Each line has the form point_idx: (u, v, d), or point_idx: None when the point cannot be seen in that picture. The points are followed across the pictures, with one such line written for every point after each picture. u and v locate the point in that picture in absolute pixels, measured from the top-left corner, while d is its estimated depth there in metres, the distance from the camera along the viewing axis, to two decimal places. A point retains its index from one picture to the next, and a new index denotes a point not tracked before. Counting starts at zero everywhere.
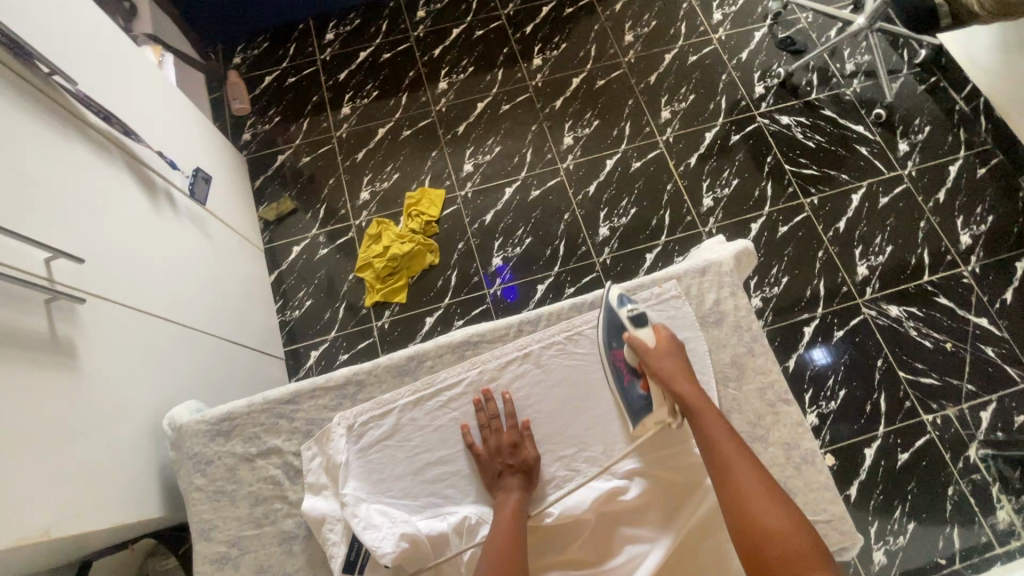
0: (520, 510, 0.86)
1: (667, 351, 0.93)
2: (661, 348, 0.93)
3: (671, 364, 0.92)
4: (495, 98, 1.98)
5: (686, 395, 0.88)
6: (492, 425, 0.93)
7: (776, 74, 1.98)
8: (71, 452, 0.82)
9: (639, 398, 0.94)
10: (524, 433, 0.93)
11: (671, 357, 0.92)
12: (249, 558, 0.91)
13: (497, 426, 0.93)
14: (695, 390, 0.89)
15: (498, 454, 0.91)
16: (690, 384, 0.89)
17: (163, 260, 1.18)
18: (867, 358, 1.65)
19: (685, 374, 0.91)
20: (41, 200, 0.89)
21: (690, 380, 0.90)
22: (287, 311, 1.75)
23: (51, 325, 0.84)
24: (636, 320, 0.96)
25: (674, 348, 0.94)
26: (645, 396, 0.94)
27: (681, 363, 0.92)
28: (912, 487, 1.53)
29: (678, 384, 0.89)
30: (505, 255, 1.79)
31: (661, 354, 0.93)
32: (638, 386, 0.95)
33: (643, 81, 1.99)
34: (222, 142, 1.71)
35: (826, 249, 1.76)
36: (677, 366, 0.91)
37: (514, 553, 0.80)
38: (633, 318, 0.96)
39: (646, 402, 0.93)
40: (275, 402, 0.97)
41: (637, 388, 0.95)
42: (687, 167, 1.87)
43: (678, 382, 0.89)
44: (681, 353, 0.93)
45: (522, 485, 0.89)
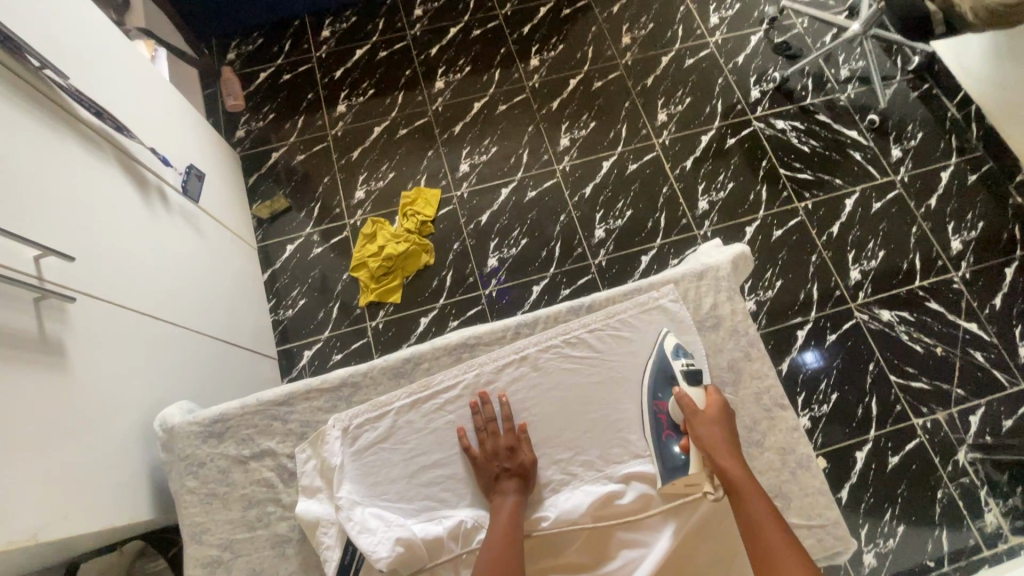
0: (516, 512, 0.86)
1: (714, 415, 0.89)
2: (709, 412, 0.90)
3: (715, 431, 0.88)
4: (492, 98, 1.98)
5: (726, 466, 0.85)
6: (489, 428, 0.93)
7: (772, 79, 1.99)
8: (61, 454, 0.81)
9: (676, 456, 0.90)
10: (521, 436, 0.93)
11: (718, 425, 0.89)
12: (242, 562, 0.90)
13: (493, 429, 0.92)
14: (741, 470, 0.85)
15: (494, 457, 0.90)
16: (732, 455, 0.86)
17: (154, 258, 1.16)
18: (859, 362, 1.66)
19: (730, 445, 0.87)
20: (30, 196, 0.87)
21: (732, 450, 0.87)
22: (281, 310, 1.74)
23: (40, 325, 0.82)
24: (688, 376, 0.92)
25: (724, 416, 0.90)
26: (683, 456, 0.90)
27: (728, 434, 0.88)
28: (902, 490, 1.54)
29: (718, 450, 0.86)
30: (500, 256, 1.78)
31: (708, 418, 0.89)
32: (677, 444, 0.91)
33: (640, 83, 1.99)
34: (216, 139, 1.69)
35: (819, 253, 1.78)
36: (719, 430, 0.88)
37: (508, 556, 0.79)
38: (686, 373, 0.92)
39: (683, 462, 0.89)
40: (268, 404, 0.95)
41: (675, 447, 0.91)
42: (683, 170, 1.88)
43: (718, 448, 0.86)
44: (730, 422, 0.90)
45: (518, 488, 0.89)
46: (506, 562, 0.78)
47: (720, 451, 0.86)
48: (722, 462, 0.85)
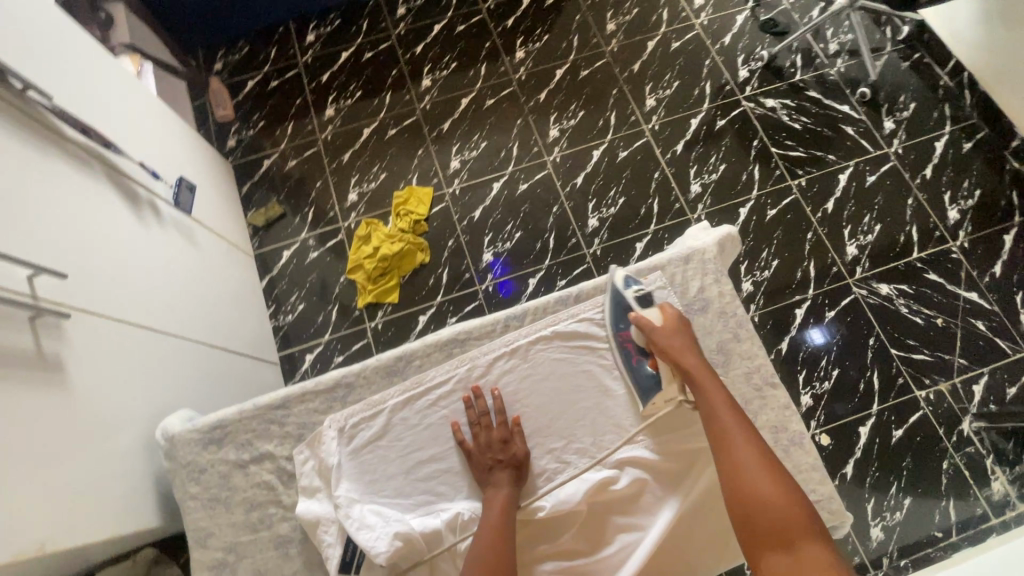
0: (509, 504, 0.87)
1: (674, 329, 0.94)
2: (668, 326, 0.94)
3: (678, 341, 0.93)
4: (479, 93, 1.98)
5: (697, 373, 0.90)
6: (482, 421, 0.94)
7: (760, 57, 1.98)
8: (60, 469, 0.81)
9: (648, 376, 0.95)
10: (514, 429, 0.94)
11: (677, 332, 0.94)
12: (246, 563, 0.92)
13: (486, 422, 0.93)
14: (706, 369, 0.91)
15: (487, 450, 0.91)
16: (694, 356, 0.92)
17: (148, 269, 1.18)
18: (859, 337, 1.65)
19: (692, 349, 0.93)
20: (20, 217, 0.89)
21: (695, 353, 0.92)
22: (281, 316, 1.76)
23: (37, 342, 0.84)
24: (641, 300, 0.98)
25: (681, 325, 0.95)
26: (655, 374, 0.95)
27: (688, 340, 0.93)
28: (907, 463, 1.54)
29: (686, 358, 0.91)
30: (495, 250, 1.79)
31: (667, 331, 0.94)
32: (647, 364, 0.96)
33: (626, 70, 1.99)
34: (206, 148, 1.71)
35: (815, 230, 1.77)
36: (716, 385, 0.89)
37: (498, 552, 0.80)
38: (639, 299, 0.98)
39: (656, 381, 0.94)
40: (265, 408, 0.97)
41: (646, 367, 0.96)
42: (675, 154, 1.87)
43: (684, 353, 0.92)
44: (689, 329, 0.95)
45: (511, 481, 0.90)
46: (496, 562, 0.79)
47: (718, 411, 0.86)
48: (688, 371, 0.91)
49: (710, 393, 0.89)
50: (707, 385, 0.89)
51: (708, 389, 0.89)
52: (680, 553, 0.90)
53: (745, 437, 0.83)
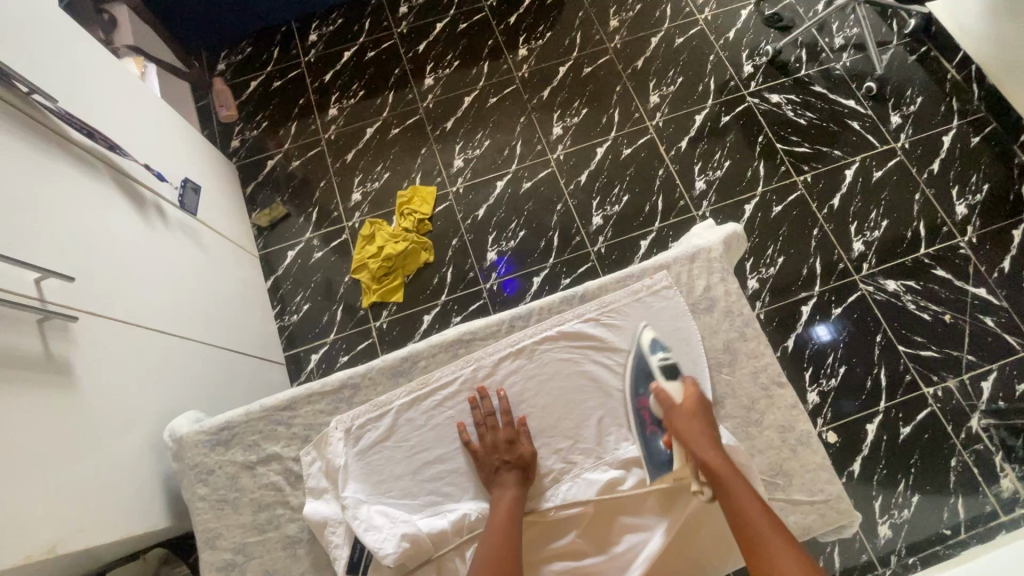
0: (515, 504, 0.87)
1: (692, 407, 0.92)
2: (686, 405, 0.92)
3: (693, 424, 0.90)
4: (482, 91, 1.97)
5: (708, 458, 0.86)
6: (488, 422, 0.94)
7: (765, 52, 1.97)
8: (71, 472, 0.82)
9: (660, 452, 0.93)
10: (521, 429, 0.94)
11: (695, 415, 0.91)
12: (255, 564, 0.92)
13: (493, 423, 0.94)
14: (718, 454, 0.87)
15: (494, 450, 0.91)
16: (709, 444, 0.88)
17: (154, 272, 1.18)
18: (866, 334, 1.64)
19: (706, 434, 0.89)
20: (27, 222, 0.89)
21: (712, 442, 0.88)
22: (286, 316, 1.76)
23: (46, 344, 0.85)
24: (666, 371, 0.95)
25: (701, 406, 0.92)
26: (667, 452, 0.92)
27: (704, 424, 0.90)
28: (915, 460, 1.53)
29: (698, 443, 0.88)
30: (500, 249, 1.79)
31: (685, 410, 0.92)
32: (661, 439, 0.94)
33: (630, 66, 1.98)
34: (211, 150, 1.71)
35: (821, 227, 1.76)
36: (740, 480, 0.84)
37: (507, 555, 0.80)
38: (664, 368, 0.96)
39: (667, 458, 0.92)
40: (272, 410, 0.97)
41: (659, 443, 0.94)
42: (679, 151, 1.87)
43: (702, 441, 0.88)
44: (708, 410, 0.92)
45: (519, 481, 0.90)
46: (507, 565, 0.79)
47: (753, 514, 0.81)
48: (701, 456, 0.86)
49: (733, 486, 0.83)
50: (727, 476, 0.84)
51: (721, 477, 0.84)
52: (688, 552, 0.90)
53: (784, 544, 0.78)
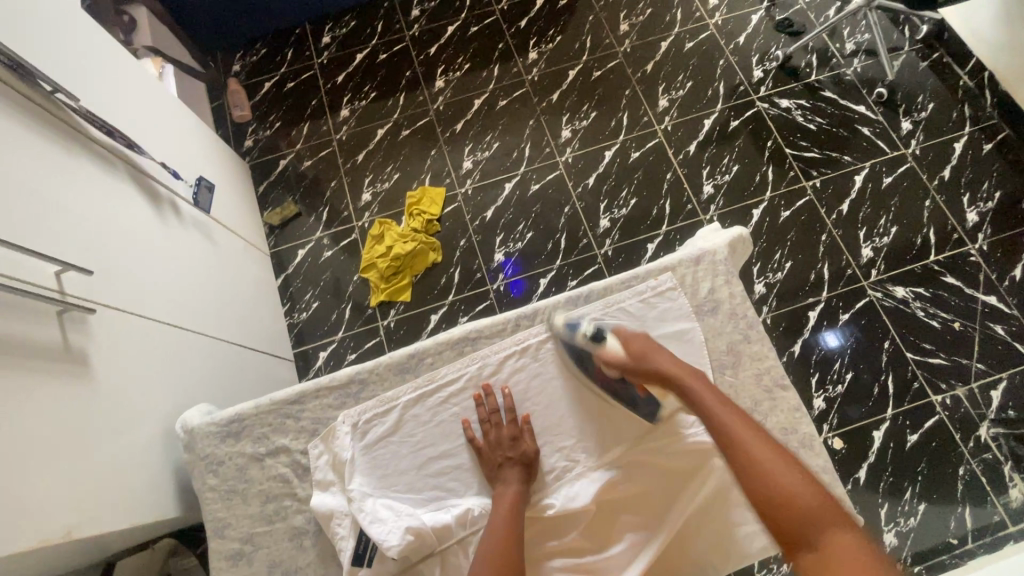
0: (517, 504, 0.88)
1: (639, 350, 0.92)
2: (633, 351, 0.92)
3: (646, 353, 0.91)
4: (492, 94, 1.99)
5: (667, 370, 0.88)
6: (492, 419, 0.95)
7: (774, 57, 1.97)
8: (86, 459, 0.84)
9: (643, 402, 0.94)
10: (524, 427, 0.95)
11: (643, 347, 0.92)
12: (263, 554, 0.94)
13: (497, 420, 0.95)
14: (670, 359, 0.90)
15: (498, 446, 0.93)
16: (664, 356, 0.91)
17: (168, 266, 1.20)
18: (873, 341, 1.64)
19: (658, 350, 0.92)
20: (49, 216, 0.92)
21: (665, 354, 0.91)
22: (295, 313, 1.78)
23: (64, 336, 0.87)
24: (596, 337, 0.95)
25: (642, 342, 0.93)
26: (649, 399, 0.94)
27: (654, 347, 0.92)
28: (922, 468, 1.52)
29: (661, 364, 0.90)
30: (507, 250, 1.80)
31: (635, 355, 0.92)
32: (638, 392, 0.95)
33: (640, 71, 1.99)
34: (225, 149, 1.74)
35: (829, 232, 1.75)
36: (703, 385, 0.86)
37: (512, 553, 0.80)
38: (592, 338, 0.95)
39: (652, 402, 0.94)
40: (281, 403, 0.99)
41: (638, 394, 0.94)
42: (687, 155, 1.87)
43: (654, 360, 0.90)
44: (648, 339, 0.94)
45: (521, 477, 0.91)
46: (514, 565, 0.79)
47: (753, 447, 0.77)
48: (669, 376, 0.88)
49: (698, 392, 0.85)
50: (688, 380, 0.87)
51: (687, 385, 0.86)
52: (691, 550, 0.91)
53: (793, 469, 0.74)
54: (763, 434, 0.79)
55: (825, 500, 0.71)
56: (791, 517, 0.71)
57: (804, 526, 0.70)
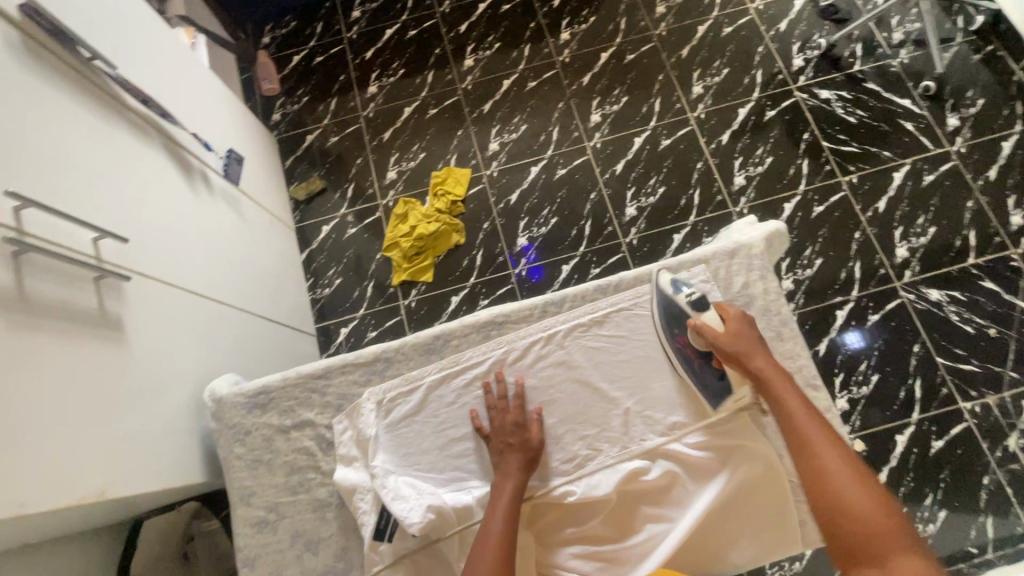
0: (518, 497, 0.85)
1: (740, 332, 0.90)
2: (728, 334, 0.90)
3: (744, 342, 0.89)
4: (521, 75, 1.96)
5: (764, 371, 0.86)
6: (500, 406, 0.95)
7: (817, 45, 1.90)
8: (120, 423, 0.87)
9: (711, 382, 0.93)
10: (534, 417, 0.94)
11: (742, 334, 0.89)
12: (286, 523, 0.95)
13: (504, 405, 0.94)
14: (771, 364, 0.86)
15: (503, 431, 0.93)
16: (763, 353, 0.88)
17: (199, 237, 1.22)
18: (903, 343, 1.60)
19: (761, 347, 0.89)
20: (87, 183, 0.93)
21: (768, 352, 0.88)
22: (318, 289, 1.80)
23: (100, 301, 0.89)
24: (694, 304, 0.93)
25: (745, 328, 0.90)
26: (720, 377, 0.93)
27: (754, 337, 0.89)
28: (945, 475, 1.49)
29: (756, 357, 0.87)
30: (530, 235, 1.79)
31: (731, 336, 0.89)
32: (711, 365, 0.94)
33: (675, 55, 1.93)
34: (254, 122, 1.75)
35: (863, 230, 1.70)
36: (791, 389, 0.84)
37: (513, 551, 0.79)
38: (691, 304, 0.93)
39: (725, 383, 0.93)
40: (308, 377, 1.00)
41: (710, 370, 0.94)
42: (719, 145, 1.82)
43: (753, 356, 0.87)
44: (752, 328, 0.90)
45: (525, 463, 0.89)
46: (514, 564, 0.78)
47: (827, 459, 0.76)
48: (758, 369, 0.86)
49: (787, 399, 0.83)
50: (774, 380, 0.85)
51: (778, 390, 0.84)
52: (713, 546, 0.90)
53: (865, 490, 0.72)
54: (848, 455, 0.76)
55: (897, 528, 0.69)
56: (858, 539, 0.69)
57: (870, 551, 0.68)
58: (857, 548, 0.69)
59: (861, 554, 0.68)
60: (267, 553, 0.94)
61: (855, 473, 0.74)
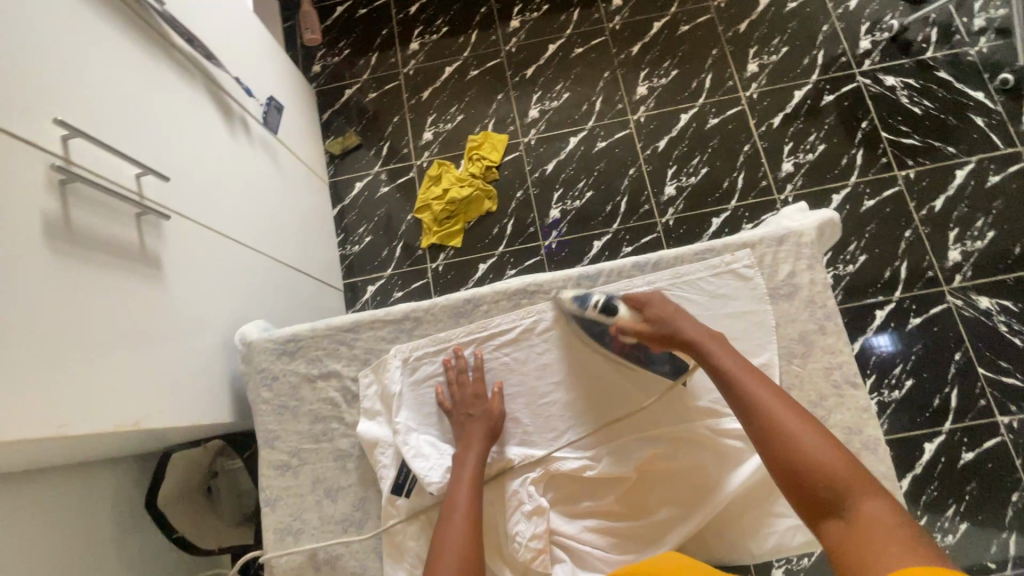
0: (478, 472, 0.86)
1: (655, 312, 0.88)
2: (649, 315, 0.88)
3: (665, 314, 0.87)
4: (568, 40, 1.88)
5: (688, 334, 0.84)
6: (460, 379, 0.96)
7: (887, 27, 1.78)
8: (155, 358, 0.89)
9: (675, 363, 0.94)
10: (495, 392, 0.95)
11: (657, 309, 0.88)
12: (307, 469, 0.98)
13: (464, 379, 0.96)
14: (691, 324, 0.85)
15: (462, 403, 0.94)
16: (685, 319, 0.86)
17: (236, 182, 1.22)
18: (943, 351, 1.53)
19: (676, 311, 0.88)
20: (132, 118, 0.94)
21: (687, 318, 0.87)
22: (348, 245, 1.81)
23: (141, 237, 0.90)
24: (607, 309, 0.91)
25: (654, 304, 0.89)
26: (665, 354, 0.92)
27: (667, 304, 0.89)
28: (972, 487, 1.44)
29: (680, 323, 0.85)
30: (563, 208, 1.75)
31: (652, 316, 0.87)
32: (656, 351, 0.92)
33: (731, 29, 1.83)
34: (294, 72, 1.73)
35: (914, 229, 1.61)
36: (721, 347, 0.82)
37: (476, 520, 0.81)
38: (605, 311, 0.91)
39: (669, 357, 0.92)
40: (337, 329, 1.01)
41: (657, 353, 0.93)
42: (769, 128, 1.74)
43: (676, 322, 0.86)
44: (658, 298, 0.90)
45: (485, 438, 0.90)
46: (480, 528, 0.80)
47: (772, 407, 0.72)
48: (684, 336, 0.84)
49: (717, 356, 0.80)
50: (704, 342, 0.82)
51: (707, 346, 0.82)
52: (730, 534, 0.89)
53: (817, 433, 0.68)
54: (796, 408, 0.72)
55: (854, 468, 0.65)
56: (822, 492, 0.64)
57: (836, 500, 0.63)
58: (821, 502, 0.64)
59: (826, 507, 0.64)
60: (287, 495, 0.96)
61: (800, 416, 0.70)
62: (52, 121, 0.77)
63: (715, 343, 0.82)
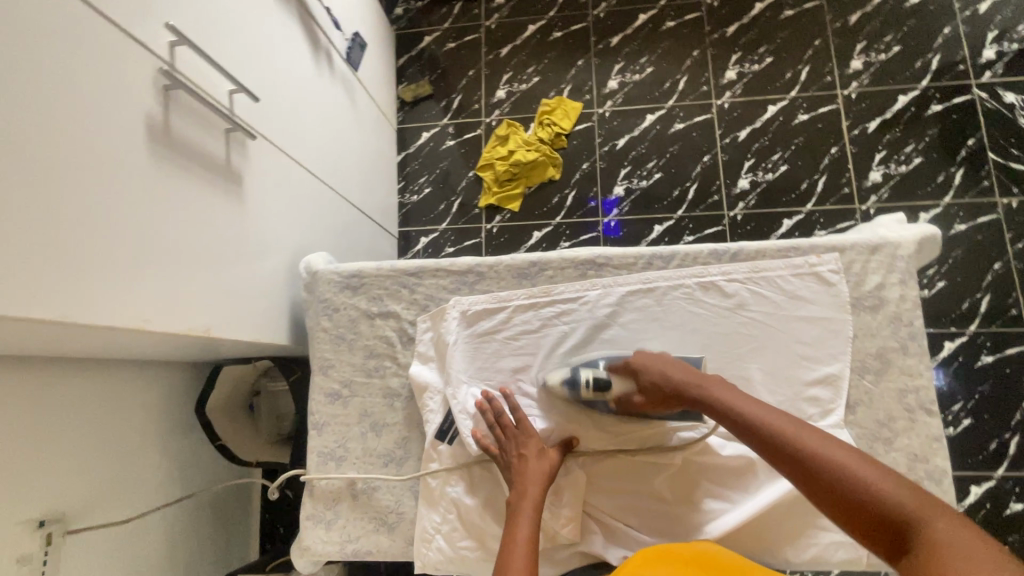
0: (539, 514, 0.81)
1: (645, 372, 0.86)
2: (642, 379, 0.86)
3: (656, 369, 0.85)
4: (661, 12, 1.79)
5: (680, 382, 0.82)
6: (502, 422, 0.90)
7: (1018, 38, 1.62)
8: (227, 273, 0.91)
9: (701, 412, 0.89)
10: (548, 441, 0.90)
11: (645, 371, 0.86)
12: (356, 402, 1.01)
13: (505, 424, 0.90)
14: (682, 372, 0.84)
15: (512, 446, 0.88)
16: (677, 369, 0.85)
17: (315, 113, 1.23)
18: (1012, 394, 1.44)
19: (666, 360, 0.87)
20: (231, 32, 0.94)
21: (674, 364, 0.86)
22: (407, 194, 1.81)
23: (227, 152, 0.92)
24: (599, 384, 0.88)
25: (643, 364, 0.87)
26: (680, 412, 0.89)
27: (655, 358, 0.87)
28: (1014, 538, 1.37)
29: (672, 373, 0.84)
30: (628, 186, 1.70)
31: (642, 377, 0.86)
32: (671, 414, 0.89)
33: (840, 20, 1.70)
34: (377, 11, 1.70)
35: (1006, 261, 1.50)
36: (724, 387, 0.80)
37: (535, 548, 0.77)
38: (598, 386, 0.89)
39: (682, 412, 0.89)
40: (401, 272, 1.02)
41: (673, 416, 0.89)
42: (863, 132, 1.62)
43: (668, 374, 0.84)
44: (646, 355, 0.88)
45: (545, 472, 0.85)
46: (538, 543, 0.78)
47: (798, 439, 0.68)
48: (678, 386, 0.82)
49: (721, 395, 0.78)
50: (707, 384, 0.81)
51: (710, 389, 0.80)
52: (768, 539, 0.87)
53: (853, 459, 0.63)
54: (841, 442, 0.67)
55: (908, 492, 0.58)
56: (886, 517, 0.58)
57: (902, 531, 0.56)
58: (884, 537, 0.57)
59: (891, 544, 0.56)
60: (334, 423, 1.00)
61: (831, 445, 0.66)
62: (162, 24, 0.79)
63: (717, 384, 0.81)
